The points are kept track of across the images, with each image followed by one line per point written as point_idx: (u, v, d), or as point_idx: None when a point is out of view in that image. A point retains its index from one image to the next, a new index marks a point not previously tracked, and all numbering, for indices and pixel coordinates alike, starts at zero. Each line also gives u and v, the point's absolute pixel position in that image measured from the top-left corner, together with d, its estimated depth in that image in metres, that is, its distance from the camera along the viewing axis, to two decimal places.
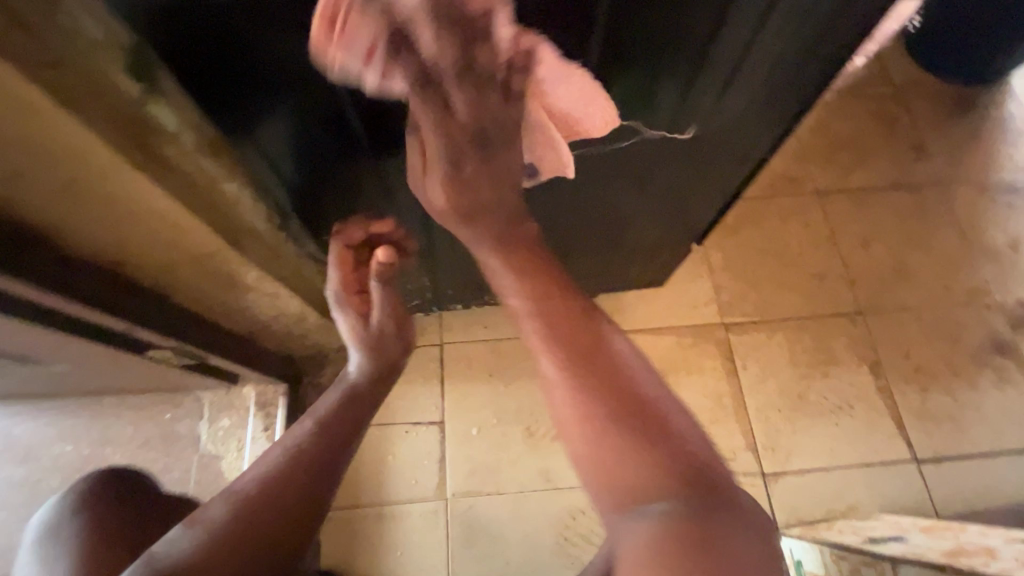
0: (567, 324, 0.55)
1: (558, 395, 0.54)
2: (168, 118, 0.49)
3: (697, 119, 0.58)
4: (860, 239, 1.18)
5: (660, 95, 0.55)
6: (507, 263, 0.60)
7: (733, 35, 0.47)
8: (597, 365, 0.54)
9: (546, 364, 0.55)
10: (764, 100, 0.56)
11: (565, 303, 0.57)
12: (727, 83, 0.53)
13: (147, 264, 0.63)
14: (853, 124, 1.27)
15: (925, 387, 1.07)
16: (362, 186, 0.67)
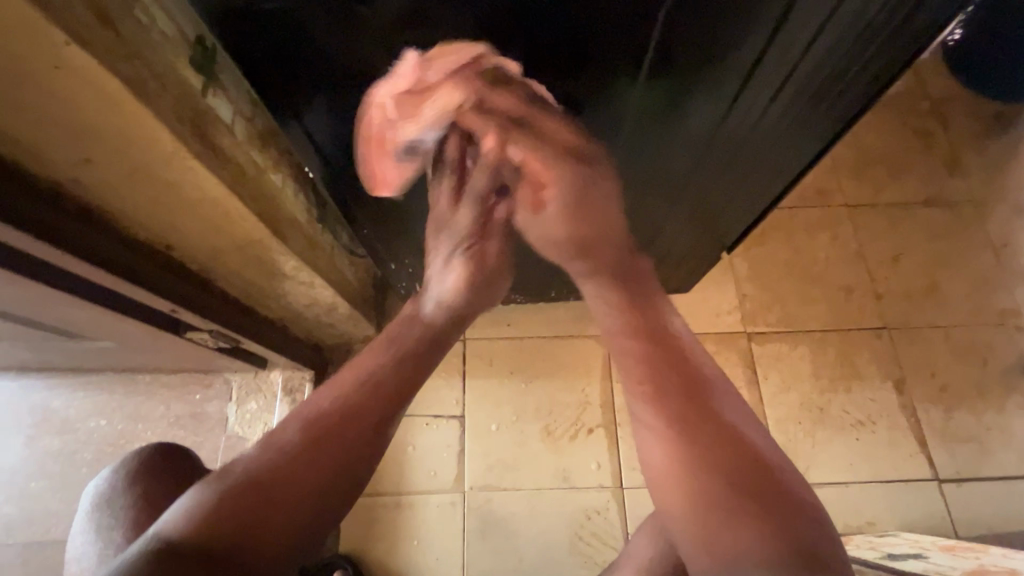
0: (662, 366, 0.55)
1: (654, 441, 0.52)
2: (222, 106, 0.54)
3: (736, 133, 0.59)
4: (889, 254, 1.17)
5: (700, 108, 0.56)
6: (607, 295, 0.65)
7: (777, 56, 0.49)
8: (698, 405, 0.52)
9: (638, 404, 0.55)
10: (803, 121, 0.57)
11: (656, 335, 0.58)
12: (770, 101, 0.54)
13: (198, 249, 0.65)
14: (888, 138, 1.26)
15: (950, 407, 1.06)
16: (400, 189, 0.70)
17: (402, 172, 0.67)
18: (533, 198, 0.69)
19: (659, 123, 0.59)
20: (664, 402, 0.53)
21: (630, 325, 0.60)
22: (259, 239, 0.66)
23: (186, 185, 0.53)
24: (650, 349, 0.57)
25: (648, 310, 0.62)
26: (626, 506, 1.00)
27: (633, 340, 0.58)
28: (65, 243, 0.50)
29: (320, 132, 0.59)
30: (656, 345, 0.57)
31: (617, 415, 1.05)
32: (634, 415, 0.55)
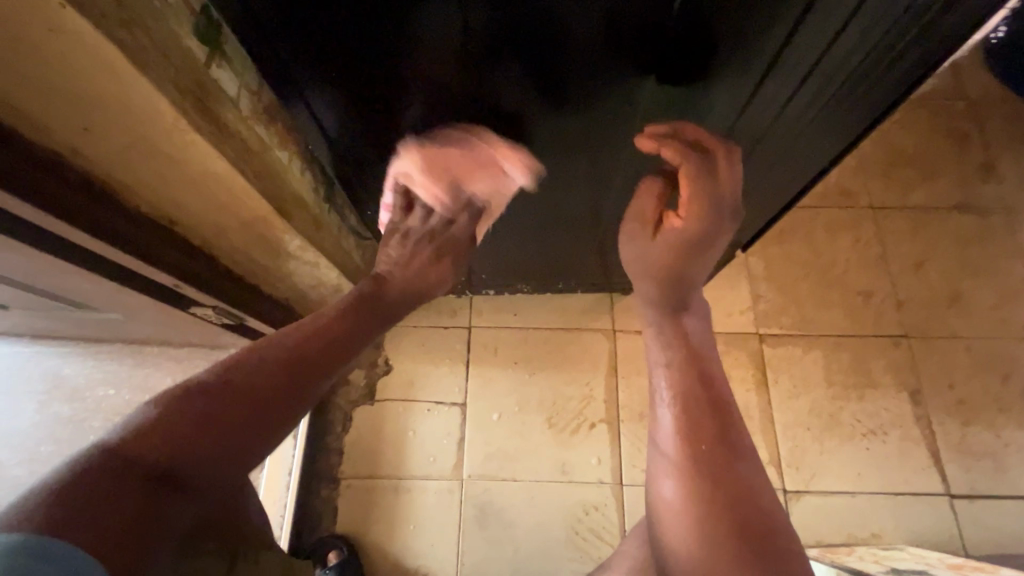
0: (698, 413, 0.52)
1: (665, 475, 0.50)
2: (226, 79, 0.53)
3: (755, 128, 0.58)
4: (913, 260, 1.13)
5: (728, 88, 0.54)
6: (662, 320, 0.59)
7: (808, 41, 0.46)
8: (724, 461, 0.50)
9: (666, 432, 0.52)
10: (825, 120, 0.55)
11: (699, 371, 0.55)
12: (793, 95, 0.52)
13: (200, 223, 0.64)
14: (919, 139, 1.21)
15: (967, 421, 1.02)
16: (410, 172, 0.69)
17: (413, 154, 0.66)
18: (655, 211, 0.62)
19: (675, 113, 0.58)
20: (689, 446, 0.51)
21: (681, 360, 0.56)
22: (262, 217, 0.66)
23: (186, 158, 0.53)
24: (692, 389, 0.54)
25: (700, 354, 0.57)
26: (625, 503, 0.98)
27: (682, 378, 0.54)
28: (60, 212, 0.49)
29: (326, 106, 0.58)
30: (703, 389, 0.54)
31: (620, 411, 1.03)
32: (656, 444, 0.53)
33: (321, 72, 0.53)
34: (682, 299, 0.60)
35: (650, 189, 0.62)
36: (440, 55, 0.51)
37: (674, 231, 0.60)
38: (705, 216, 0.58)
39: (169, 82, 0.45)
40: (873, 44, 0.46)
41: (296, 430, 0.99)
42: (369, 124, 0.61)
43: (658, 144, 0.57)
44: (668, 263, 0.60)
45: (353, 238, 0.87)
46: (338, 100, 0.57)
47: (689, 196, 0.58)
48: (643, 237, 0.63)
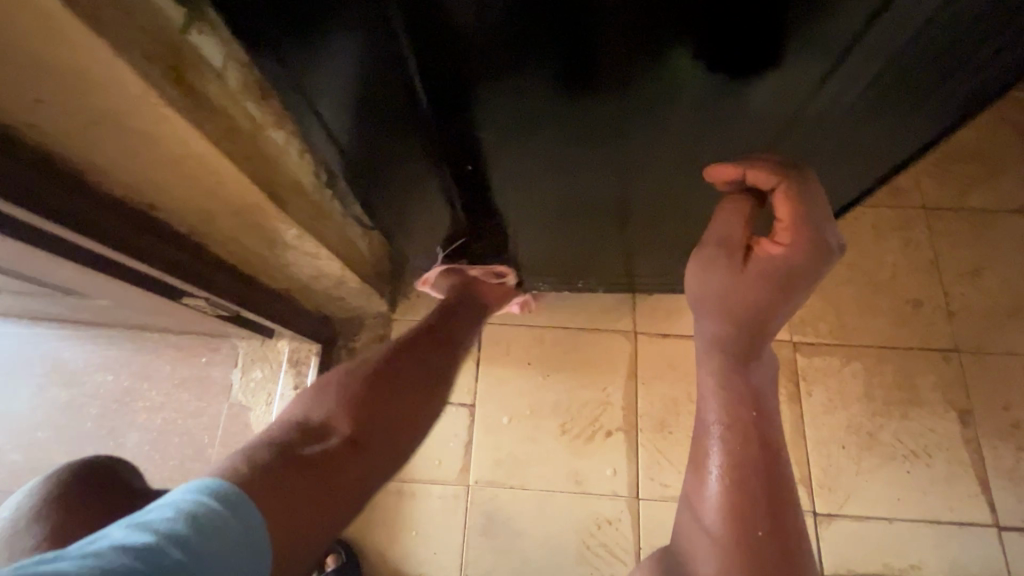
0: (751, 490, 0.46)
1: (705, 554, 0.46)
2: (211, 48, 0.47)
3: (816, 110, 0.53)
4: (969, 267, 1.03)
5: (789, 68, 0.47)
6: (721, 381, 0.50)
7: (908, 15, 0.41)
8: (780, 552, 0.44)
9: (711, 506, 0.47)
10: (881, 88, 0.50)
11: (757, 446, 0.48)
12: (873, 70, 0.47)
13: (187, 209, 0.59)
14: (982, 131, 1.10)
15: (1022, 445, 0.93)
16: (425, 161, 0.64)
17: (424, 144, 0.61)
18: (743, 238, 0.51)
19: (715, 104, 0.52)
20: (743, 529, 0.45)
21: (740, 427, 0.49)
22: (253, 204, 0.60)
23: (163, 138, 0.47)
24: (749, 458, 0.48)
25: (766, 419, 0.50)
26: (641, 518, 0.92)
27: (734, 441, 0.48)
28: (34, 207, 0.45)
29: (328, 97, 0.53)
30: (759, 460, 0.48)
31: (639, 420, 0.97)
32: (699, 517, 0.47)
33: (330, 59, 0.47)
34: (750, 345, 0.51)
35: (735, 211, 0.52)
36: (465, 47, 0.46)
37: (769, 258, 0.50)
38: (813, 245, 0.49)
39: (132, 43, 0.39)
40: (960, 15, 0.41)
41: None
42: (377, 110, 0.55)
43: (744, 168, 0.50)
44: (751, 300, 0.50)
45: (357, 227, 0.82)
46: (343, 89, 0.51)
47: (790, 218, 0.49)
48: (729, 267, 0.51)
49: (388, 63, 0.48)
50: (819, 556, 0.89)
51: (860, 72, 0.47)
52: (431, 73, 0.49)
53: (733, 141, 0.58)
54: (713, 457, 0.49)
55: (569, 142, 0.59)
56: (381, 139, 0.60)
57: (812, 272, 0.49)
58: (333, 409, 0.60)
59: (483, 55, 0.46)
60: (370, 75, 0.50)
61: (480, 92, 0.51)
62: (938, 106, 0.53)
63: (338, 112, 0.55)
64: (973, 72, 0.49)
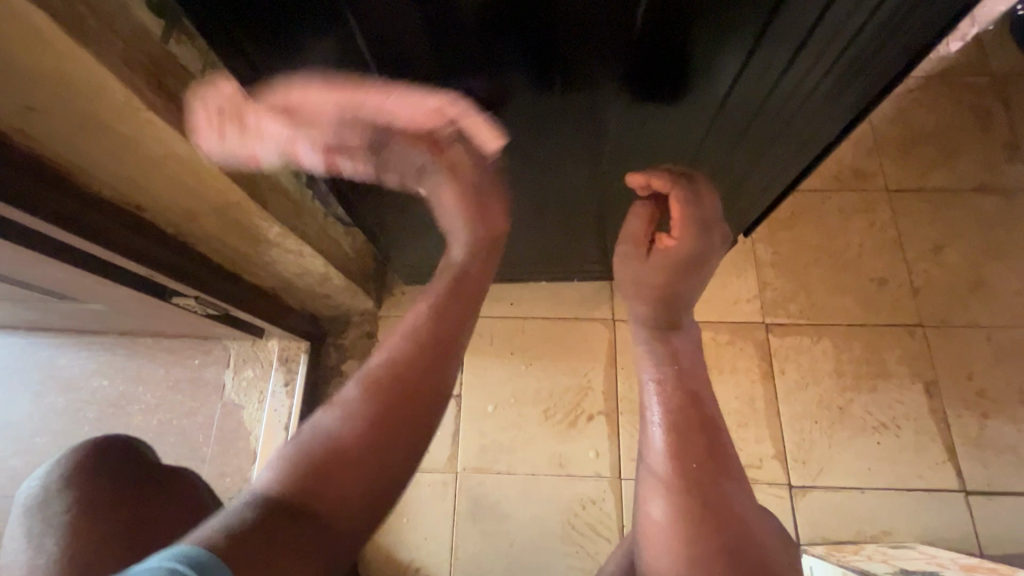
0: (687, 427, 0.53)
1: (656, 493, 0.52)
2: (190, 56, 0.52)
3: (748, 105, 0.57)
4: (931, 245, 1.07)
5: (715, 68, 0.52)
6: (658, 342, 0.59)
7: (798, 15, 0.45)
8: (711, 474, 0.51)
9: (657, 450, 0.53)
10: (794, 77, 0.53)
11: (685, 389, 0.55)
12: (787, 68, 0.51)
13: (171, 208, 0.62)
14: (942, 117, 1.15)
15: (986, 414, 0.97)
16: None
17: None
18: (647, 234, 0.62)
19: (659, 100, 0.57)
20: (680, 463, 0.52)
21: (672, 381, 0.56)
22: (236, 203, 0.63)
23: (147, 140, 0.50)
24: (684, 408, 0.54)
25: (690, 370, 0.57)
26: (623, 497, 0.96)
27: (672, 394, 0.55)
28: (9, 199, 0.47)
29: None
30: (686, 404, 0.55)
31: (620, 403, 1.00)
32: (646, 464, 0.54)
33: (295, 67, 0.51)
34: (672, 319, 0.60)
35: (641, 212, 0.61)
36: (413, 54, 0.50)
37: (666, 251, 0.60)
38: (698, 235, 0.58)
39: (116, 53, 0.43)
40: (847, 19, 0.45)
41: (288, 423, 1.03)
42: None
43: (648, 177, 0.58)
44: (662, 284, 0.60)
45: (340, 226, 0.87)
46: None
47: (679, 217, 0.58)
48: (637, 260, 0.62)
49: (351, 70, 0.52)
50: (795, 526, 0.93)
51: (767, 66, 0.51)
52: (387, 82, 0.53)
53: (674, 127, 0.61)
54: (653, 410, 0.55)
55: (523, 133, 0.62)
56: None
57: (703, 256, 0.59)
58: (304, 471, 0.47)
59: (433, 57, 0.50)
60: None
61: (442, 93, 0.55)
62: (850, 94, 0.55)
63: None
64: (872, 72, 0.52)
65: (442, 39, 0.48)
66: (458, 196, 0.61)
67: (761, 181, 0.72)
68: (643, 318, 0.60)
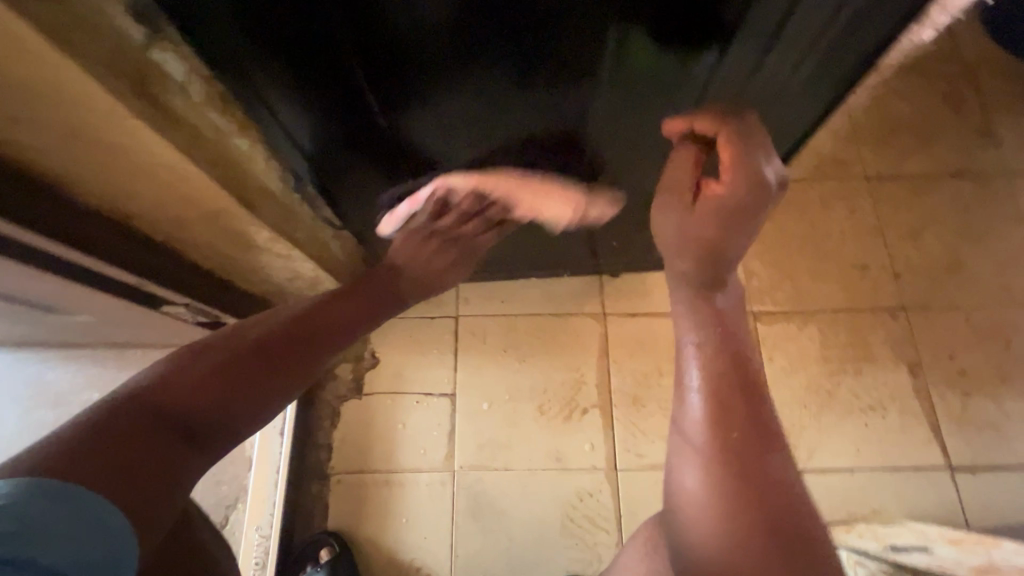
0: (728, 393, 0.49)
1: (689, 461, 0.48)
2: (173, 64, 0.50)
3: (727, 99, 0.59)
4: (910, 229, 1.10)
5: (696, 58, 0.54)
6: (700, 302, 0.54)
7: (771, 10, 0.47)
8: (754, 446, 0.47)
9: (693, 417, 0.49)
10: (773, 67, 0.54)
11: (730, 354, 0.51)
12: (764, 59, 0.53)
13: (159, 217, 0.62)
14: (916, 105, 1.17)
15: (968, 392, 1.00)
16: (386, 162, 0.69)
17: (380, 145, 0.65)
18: (690, 182, 0.55)
19: (644, 90, 0.58)
20: (719, 431, 0.48)
21: (715, 342, 0.51)
22: (224, 209, 0.63)
23: (132, 150, 0.50)
24: (727, 374, 0.50)
25: (733, 334, 0.52)
26: (620, 488, 0.97)
27: (714, 360, 0.50)
28: None
29: (289, 106, 0.57)
30: (729, 370, 0.50)
31: (613, 395, 1.01)
32: (681, 430, 0.49)
33: (284, 70, 0.52)
34: (717, 274, 0.54)
35: (683, 160, 0.56)
36: (395, 51, 0.52)
37: (713, 199, 0.53)
38: (751, 180, 0.52)
39: (99, 64, 0.43)
40: (820, 13, 0.47)
41: (281, 426, 0.97)
42: (329, 116, 0.59)
43: (690, 121, 0.55)
44: (704, 235, 0.54)
45: (329, 228, 0.85)
46: (302, 99, 0.56)
47: (730, 158, 0.53)
48: (681, 209, 0.56)
49: (336, 68, 0.53)
50: None
51: (743, 58, 0.53)
52: (371, 76, 0.55)
53: (654, 120, 0.63)
54: (692, 375, 0.50)
55: (495, 126, 0.63)
56: (334, 142, 0.64)
57: (757, 205, 0.53)
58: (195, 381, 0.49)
59: (419, 55, 0.52)
60: (324, 87, 0.55)
61: (426, 89, 0.56)
62: (828, 78, 0.57)
63: (298, 120, 0.59)
64: (845, 61, 0.54)
65: (424, 38, 0.50)
66: (444, 266, 0.80)
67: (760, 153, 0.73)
68: (686, 276, 0.55)
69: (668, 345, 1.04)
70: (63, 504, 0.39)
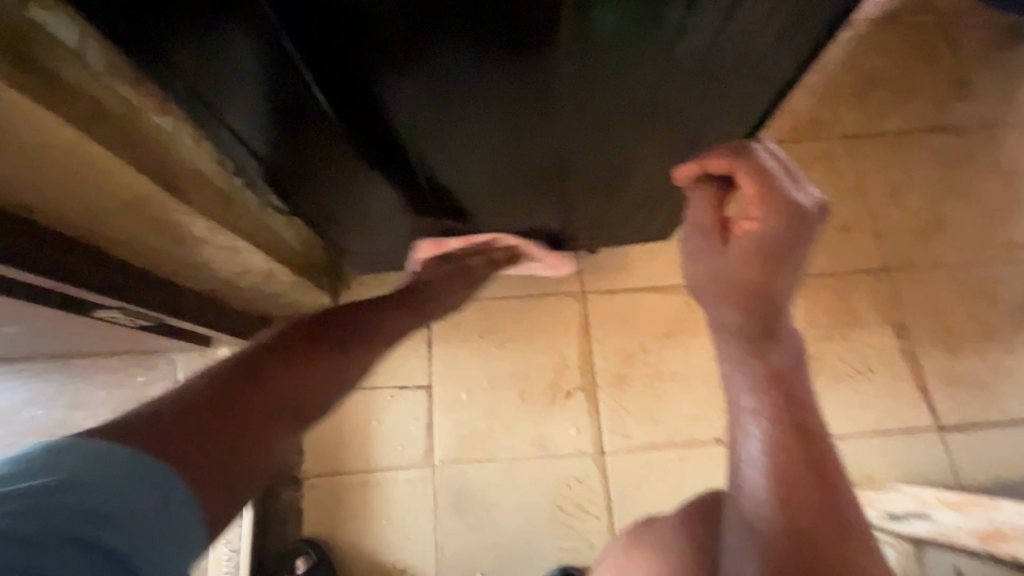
0: (793, 471, 0.44)
1: (746, 552, 0.43)
2: (66, 28, 0.44)
3: (699, 61, 0.52)
4: (890, 188, 1.07)
5: (659, 28, 0.47)
6: (757, 362, 0.47)
7: None
8: (825, 534, 0.42)
9: (752, 496, 0.44)
10: (743, 22, 0.48)
11: (794, 421, 0.46)
12: (733, 14, 0.47)
13: (74, 209, 0.55)
14: (891, 60, 1.14)
15: (954, 350, 0.98)
16: (341, 153, 0.62)
17: (334, 135, 0.59)
18: (716, 219, 0.50)
19: (605, 71, 0.51)
20: (784, 517, 0.42)
21: (778, 408, 0.46)
22: (149, 197, 0.56)
23: (18, 131, 0.43)
24: (792, 446, 0.45)
25: (798, 397, 0.47)
26: (609, 472, 0.93)
27: (779, 433, 0.45)
28: None
29: (212, 87, 0.50)
30: (794, 439, 0.45)
31: (596, 376, 0.97)
32: (738, 510, 0.44)
33: (190, 47, 0.45)
34: (767, 318, 0.48)
35: (704, 199, 0.50)
36: (331, 36, 0.45)
37: (749, 236, 0.47)
38: (786, 208, 0.47)
39: None
40: None
41: None
42: (259, 90, 0.51)
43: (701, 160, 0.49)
44: (747, 274, 0.47)
45: (279, 216, 0.79)
46: (227, 81, 0.49)
47: (757, 189, 0.47)
48: (712, 251, 0.49)
49: (267, 57, 0.46)
50: None
51: (713, 16, 0.46)
52: (311, 63, 0.48)
53: (624, 98, 0.56)
54: (749, 448, 0.45)
55: (457, 120, 0.57)
56: (273, 132, 0.57)
57: (800, 236, 0.47)
58: (251, 361, 0.50)
59: (360, 41, 0.45)
60: (250, 70, 0.48)
61: (372, 78, 0.50)
62: (804, 27, 0.52)
63: (227, 103, 0.52)
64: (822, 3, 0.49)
65: (360, 24, 0.43)
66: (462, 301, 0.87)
67: (717, 137, 0.68)
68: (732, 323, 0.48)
69: (651, 321, 1.00)
70: (154, 486, 0.38)
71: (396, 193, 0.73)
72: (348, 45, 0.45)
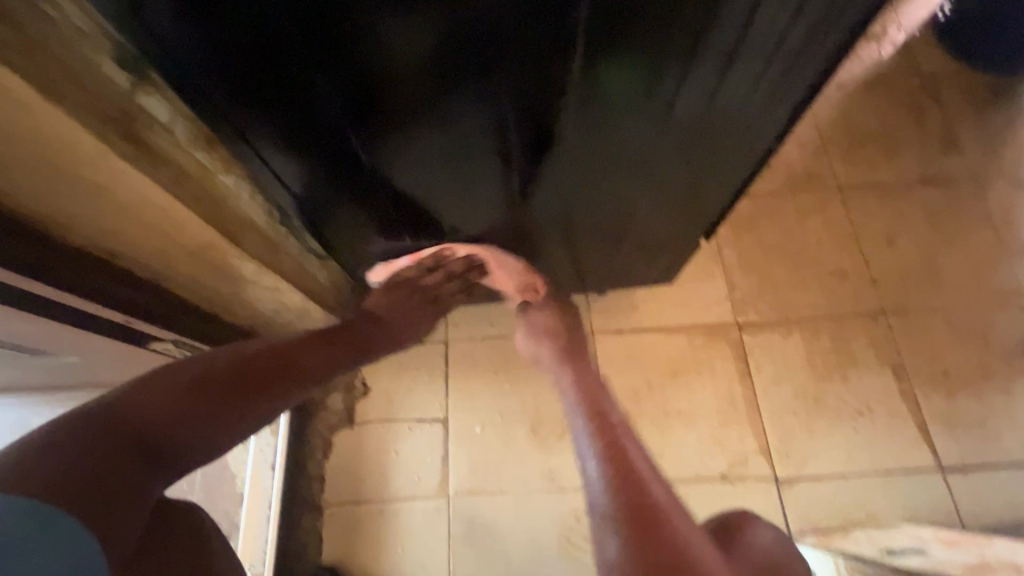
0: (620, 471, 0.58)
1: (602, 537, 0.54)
2: (159, 106, 0.52)
3: (690, 124, 0.60)
4: (884, 236, 1.13)
5: (655, 95, 0.55)
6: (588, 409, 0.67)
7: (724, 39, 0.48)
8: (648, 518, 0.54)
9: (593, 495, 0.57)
10: (728, 99, 0.56)
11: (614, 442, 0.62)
12: (718, 88, 0.54)
13: (147, 254, 0.63)
14: (882, 118, 1.22)
15: (953, 392, 1.01)
16: (365, 197, 0.70)
17: (365, 180, 0.66)
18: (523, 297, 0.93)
19: (603, 120, 0.59)
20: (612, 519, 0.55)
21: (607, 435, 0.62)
22: (210, 242, 0.65)
23: (114, 186, 0.52)
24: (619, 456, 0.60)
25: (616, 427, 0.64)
26: None
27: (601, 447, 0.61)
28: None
29: (268, 143, 0.58)
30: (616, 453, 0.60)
31: None
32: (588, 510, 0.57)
33: (259, 112, 0.54)
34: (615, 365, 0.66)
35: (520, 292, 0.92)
36: (368, 93, 0.53)
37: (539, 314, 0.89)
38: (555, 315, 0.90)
39: (81, 102, 0.44)
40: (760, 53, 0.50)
41: (274, 461, 0.96)
42: (304, 142, 0.59)
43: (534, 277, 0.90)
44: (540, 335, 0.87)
45: (314, 258, 0.86)
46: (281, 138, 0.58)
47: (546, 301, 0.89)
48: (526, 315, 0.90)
49: (313, 112, 0.55)
50: (784, 518, 0.96)
51: (699, 89, 0.54)
52: (349, 118, 0.56)
53: (621, 146, 0.64)
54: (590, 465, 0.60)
55: (470, 159, 0.65)
56: (317, 181, 0.66)
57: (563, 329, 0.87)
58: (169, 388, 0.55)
59: (391, 93, 0.53)
60: (301, 127, 0.56)
61: (400, 126, 0.58)
62: (781, 108, 0.58)
63: (278, 157, 0.61)
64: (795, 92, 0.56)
65: (394, 82, 0.51)
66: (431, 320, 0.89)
67: (709, 194, 0.75)
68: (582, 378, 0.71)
69: (657, 359, 1.05)
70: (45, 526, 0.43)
71: (408, 236, 0.81)
72: (382, 100, 0.54)
